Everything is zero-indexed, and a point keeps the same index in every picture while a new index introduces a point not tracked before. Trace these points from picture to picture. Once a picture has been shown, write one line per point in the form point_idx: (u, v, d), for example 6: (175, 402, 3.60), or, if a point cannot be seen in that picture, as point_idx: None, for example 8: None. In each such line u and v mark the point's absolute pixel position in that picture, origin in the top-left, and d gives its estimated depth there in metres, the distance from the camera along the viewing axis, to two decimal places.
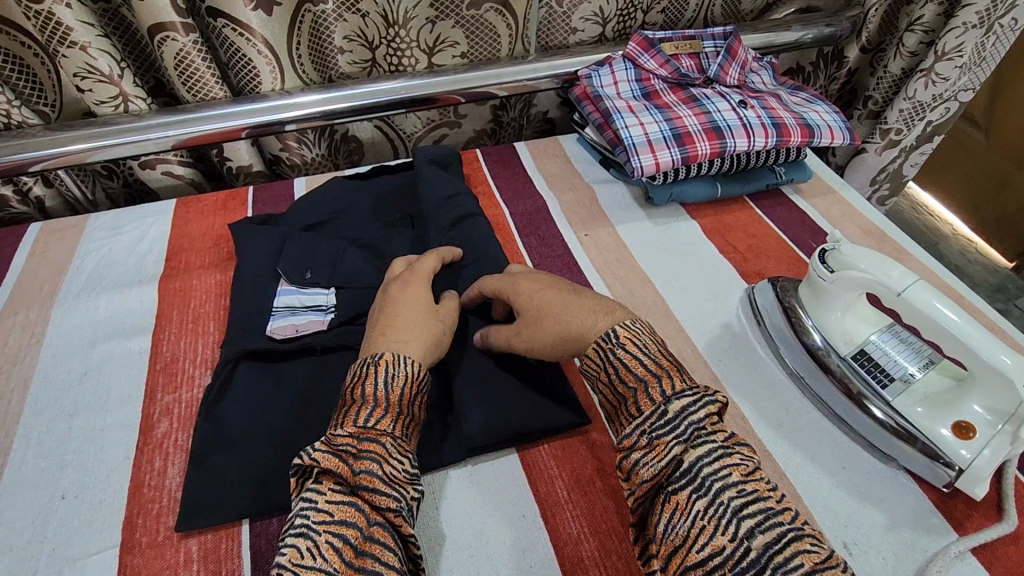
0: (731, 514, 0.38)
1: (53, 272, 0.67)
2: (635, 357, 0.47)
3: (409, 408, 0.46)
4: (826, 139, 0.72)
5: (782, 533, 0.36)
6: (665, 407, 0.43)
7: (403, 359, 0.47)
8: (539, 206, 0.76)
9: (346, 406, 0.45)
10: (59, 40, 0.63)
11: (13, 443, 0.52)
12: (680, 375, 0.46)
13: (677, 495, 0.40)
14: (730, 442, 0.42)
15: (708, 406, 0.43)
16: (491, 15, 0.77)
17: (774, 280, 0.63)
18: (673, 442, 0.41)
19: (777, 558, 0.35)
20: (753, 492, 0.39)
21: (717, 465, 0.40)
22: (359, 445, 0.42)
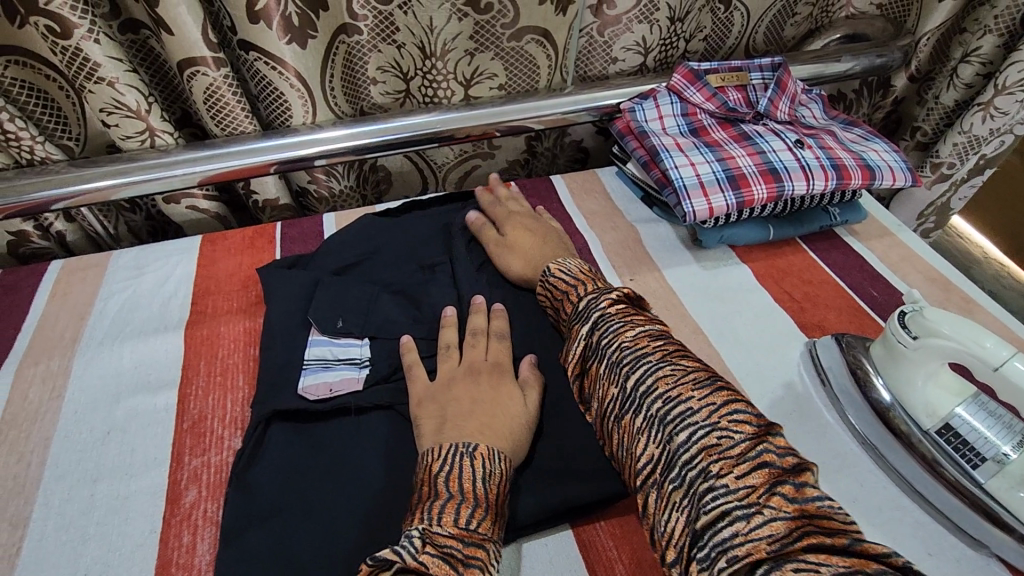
0: (615, 367, 0.46)
1: (75, 316, 0.64)
2: (562, 277, 0.57)
3: (500, 507, 0.44)
4: (887, 181, 0.68)
5: (650, 371, 0.44)
6: (578, 305, 0.52)
7: (497, 454, 0.46)
8: (581, 247, 0.72)
9: (434, 497, 0.42)
10: (86, 75, 0.60)
11: (32, 513, 0.48)
12: (595, 283, 0.55)
13: (590, 368, 0.48)
14: (628, 316, 0.49)
15: (606, 295, 0.51)
16: (532, 47, 0.74)
17: (839, 337, 0.58)
18: (579, 326, 0.50)
19: (644, 388, 0.43)
20: (634, 347, 0.46)
21: (610, 333, 0.48)
22: (465, 549, 0.39)
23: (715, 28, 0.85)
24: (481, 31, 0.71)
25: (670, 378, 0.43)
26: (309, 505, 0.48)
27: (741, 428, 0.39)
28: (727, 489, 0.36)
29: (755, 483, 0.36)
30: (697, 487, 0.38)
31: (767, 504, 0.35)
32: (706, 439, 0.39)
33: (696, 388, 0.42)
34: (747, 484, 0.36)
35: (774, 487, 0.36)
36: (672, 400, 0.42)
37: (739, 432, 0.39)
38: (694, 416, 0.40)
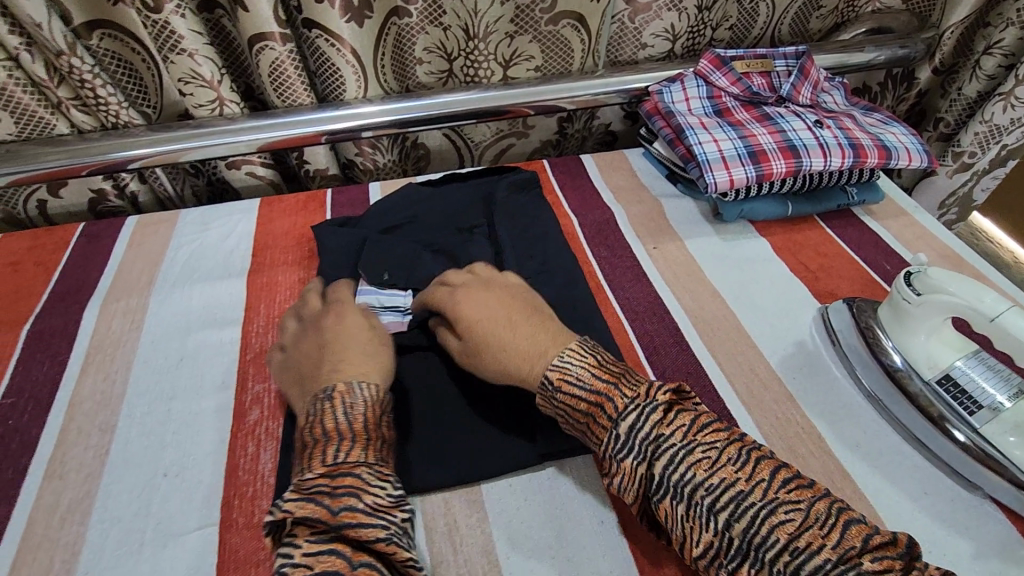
0: (709, 513, 0.40)
1: (149, 263, 0.71)
2: (574, 394, 0.46)
3: (377, 433, 0.47)
4: (903, 161, 0.71)
5: (756, 512, 0.39)
6: (614, 430, 0.44)
7: (356, 386, 0.49)
8: (607, 217, 0.77)
9: (310, 447, 0.45)
10: (170, 47, 0.67)
11: (118, 422, 0.55)
12: (618, 386, 0.45)
13: (662, 505, 0.42)
14: (689, 435, 0.43)
15: (653, 413, 0.43)
16: (568, 31, 0.79)
17: (849, 301, 0.62)
18: (634, 463, 0.42)
19: (757, 539, 0.38)
20: (720, 481, 0.40)
21: (683, 471, 0.41)
22: (332, 482, 0.42)
23: (742, 18, 0.89)
24: (522, 15, 0.76)
25: (789, 524, 0.38)
26: (379, 427, 0.53)
27: (887, 565, 0.36)
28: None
29: None
30: None
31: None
32: None
33: (823, 532, 0.38)
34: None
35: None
36: (798, 550, 0.37)
37: (889, 573, 0.36)
38: (835, 566, 0.36)
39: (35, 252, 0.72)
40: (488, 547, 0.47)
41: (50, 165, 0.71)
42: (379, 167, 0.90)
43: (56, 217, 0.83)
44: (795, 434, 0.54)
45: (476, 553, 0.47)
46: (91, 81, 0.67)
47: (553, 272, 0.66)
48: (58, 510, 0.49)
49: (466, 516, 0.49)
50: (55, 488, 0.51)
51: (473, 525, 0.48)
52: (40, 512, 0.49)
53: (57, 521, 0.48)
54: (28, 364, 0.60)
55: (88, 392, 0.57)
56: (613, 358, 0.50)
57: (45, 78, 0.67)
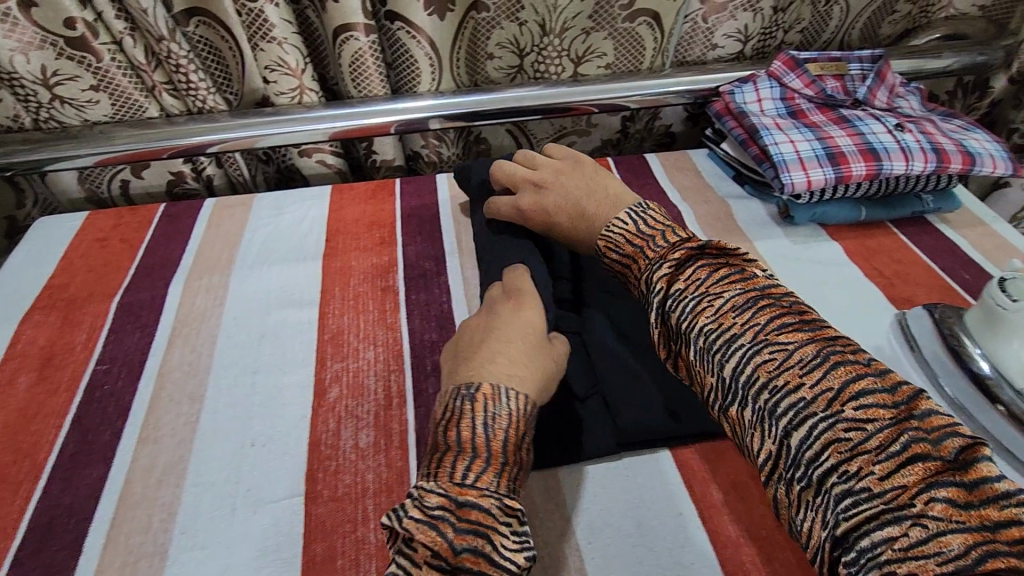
0: (705, 357, 0.44)
1: (228, 243, 0.73)
2: (616, 253, 0.55)
3: (514, 454, 0.42)
4: (987, 168, 0.69)
5: (753, 353, 0.42)
6: (644, 286, 0.51)
7: (503, 393, 0.43)
8: (674, 215, 0.77)
9: (439, 453, 0.41)
10: (261, 35, 0.70)
11: (206, 392, 0.57)
12: (655, 241, 0.52)
13: (682, 354, 0.47)
14: (701, 285, 0.46)
15: (670, 264, 0.49)
16: (642, 29, 0.79)
17: (930, 307, 0.61)
18: (653, 312, 0.49)
19: (743, 377, 0.41)
20: (719, 328, 0.44)
21: (688, 317, 0.46)
22: (457, 511, 0.38)
23: (814, 20, 0.89)
24: (599, 12, 0.77)
25: (770, 365, 0.41)
26: None
27: (873, 415, 0.36)
28: (869, 493, 0.34)
29: (907, 481, 0.34)
30: (825, 481, 0.36)
31: (926, 511, 0.33)
32: (831, 433, 0.37)
33: (804, 372, 0.39)
34: (895, 483, 0.34)
35: (934, 490, 0.33)
36: (776, 389, 0.40)
37: (872, 421, 0.36)
38: (809, 406, 0.38)
39: (120, 230, 0.75)
40: (570, 531, 0.48)
41: (130, 146, 0.74)
42: (442, 159, 0.92)
43: (135, 197, 0.86)
44: None
45: (557, 536, 0.47)
46: (185, 67, 0.71)
47: None
48: (155, 472, 0.51)
49: (546, 500, 0.49)
50: (150, 452, 0.53)
51: (552, 509, 0.49)
52: (137, 473, 0.51)
53: (153, 482, 0.50)
54: (120, 334, 0.62)
55: (177, 362, 0.60)
56: (663, 218, 0.55)
57: (143, 62, 0.70)
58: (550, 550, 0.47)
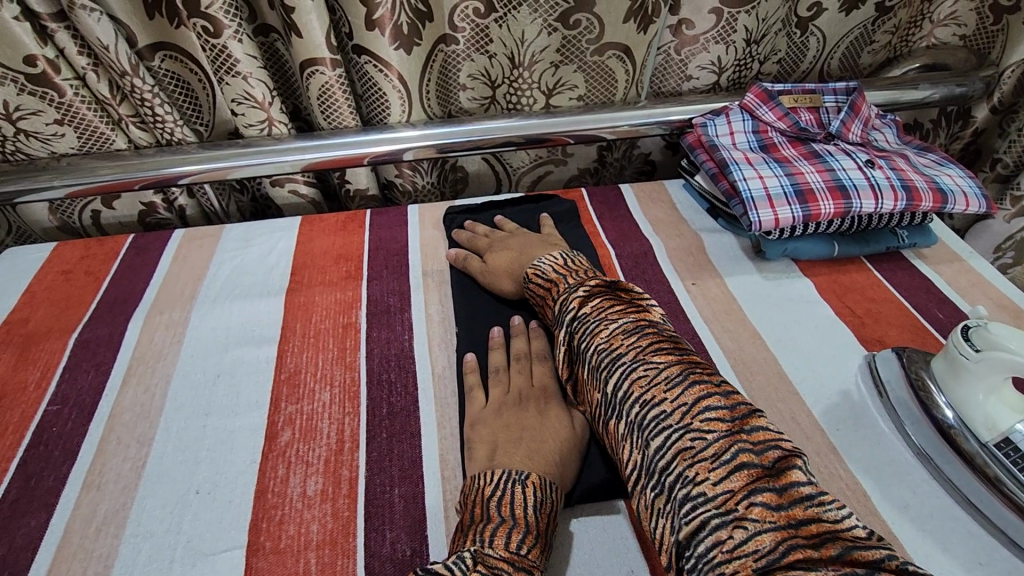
0: (596, 373, 0.49)
1: (193, 276, 0.73)
2: (540, 283, 0.61)
3: (549, 538, 0.45)
4: (959, 206, 0.68)
5: (630, 373, 0.47)
6: (557, 310, 0.57)
7: (549, 484, 0.46)
8: (646, 250, 0.76)
9: (488, 522, 0.43)
10: (226, 70, 0.70)
11: (156, 434, 0.56)
12: (570, 280, 0.59)
13: (578, 373, 0.52)
14: (603, 312, 0.53)
15: (582, 295, 0.55)
16: (613, 62, 0.79)
17: (898, 350, 0.60)
18: (560, 333, 0.55)
19: (621, 392, 0.46)
20: (608, 348, 0.49)
21: (586, 337, 0.52)
22: (514, 575, 0.40)
23: (791, 51, 0.88)
24: (568, 45, 0.77)
25: (643, 380, 0.46)
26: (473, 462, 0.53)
27: (712, 426, 0.41)
28: (704, 498, 0.38)
29: (734, 487, 0.38)
30: (673, 488, 0.40)
31: (747, 515, 0.36)
32: (681, 443, 0.41)
33: (667, 388, 0.44)
34: (725, 489, 0.38)
35: (753, 496, 0.37)
36: (647, 402, 0.44)
37: (712, 431, 0.41)
38: (668, 418, 0.43)
39: (86, 262, 0.75)
40: None
41: (101, 179, 0.74)
42: (418, 189, 0.91)
43: (107, 227, 0.86)
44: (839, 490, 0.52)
45: None
46: (151, 101, 0.70)
47: None
48: (96, 521, 0.50)
49: None
50: (92, 499, 0.52)
51: None
52: (78, 523, 0.50)
53: (93, 532, 0.49)
54: (75, 373, 0.61)
55: (129, 404, 0.59)
56: (587, 265, 0.63)
57: (108, 96, 0.70)
58: None
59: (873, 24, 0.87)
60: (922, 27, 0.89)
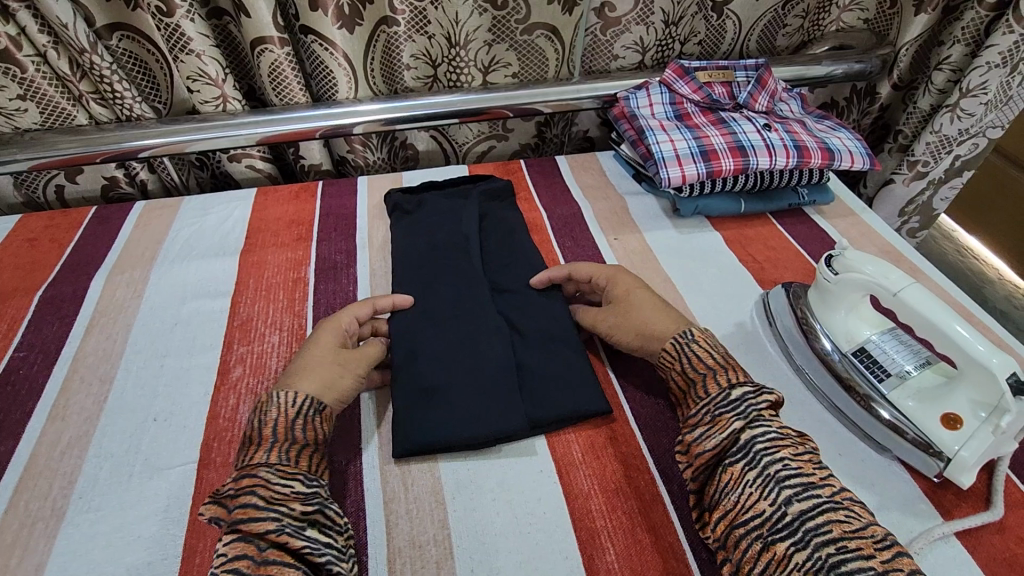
0: (775, 484, 0.44)
1: (153, 241, 0.78)
2: (708, 353, 0.55)
3: (295, 435, 0.49)
4: (846, 163, 0.77)
5: (817, 503, 0.43)
6: (729, 391, 0.51)
7: (273, 395, 0.51)
8: (575, 211, 0.84)
9: (242, 453, 0.49)
10: (180, 48, 0.75)
11: (116, 374, 0.62)
12: (741, 372, 0.53)
13: (731, 466, 0.46)
14: (785, 429, 0.49)
15: (768, 396, 0.50)
16: (541, 41, 0.87)
17: (787, 285, 0.68)
18: (733, 418, 0.48)
19: (811, 522, 0.42)
20: (800, 470, 0.45)
21: (770, 445, 0.46)
22: (235, 483, 0.45)
23: (709, 33, 0.97)
24: (499, 25, 0.84)
25: (845, 524, 0.41)
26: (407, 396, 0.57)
27: None
28: None
29: None
30: None
31: None
32: None
33: (877, 544, 0.40)
34: None
35: None
36: (846, 548, 0.40)
37: None
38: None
39: (50, 231, 0.80)
40: (436, 489, 0.53)
41: (64, 152, 0.79)
42: (369, 164, 0.97)
43: (71, 202, 0.91)
44: None
45: (425, 493, 0.53)
46: (109, 77, 0.76)
47: (516, 257, 0.73)
48: (59, 445, 0.55)
49: (419, 462, 0.55)
50: (57, 428, 0.57)
51: (424, 469, 0.54)
52: (43, 447, 0.55)
53: (57, 454, 0.55)
54: (39, 325, 0.66)
55: (91, 349, 0.64)
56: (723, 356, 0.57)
57: (69, 73, 0.75)
58: (416, 506, 0.52)
59: (783, 7, 0.95)
60: (830, 12, 0.98)
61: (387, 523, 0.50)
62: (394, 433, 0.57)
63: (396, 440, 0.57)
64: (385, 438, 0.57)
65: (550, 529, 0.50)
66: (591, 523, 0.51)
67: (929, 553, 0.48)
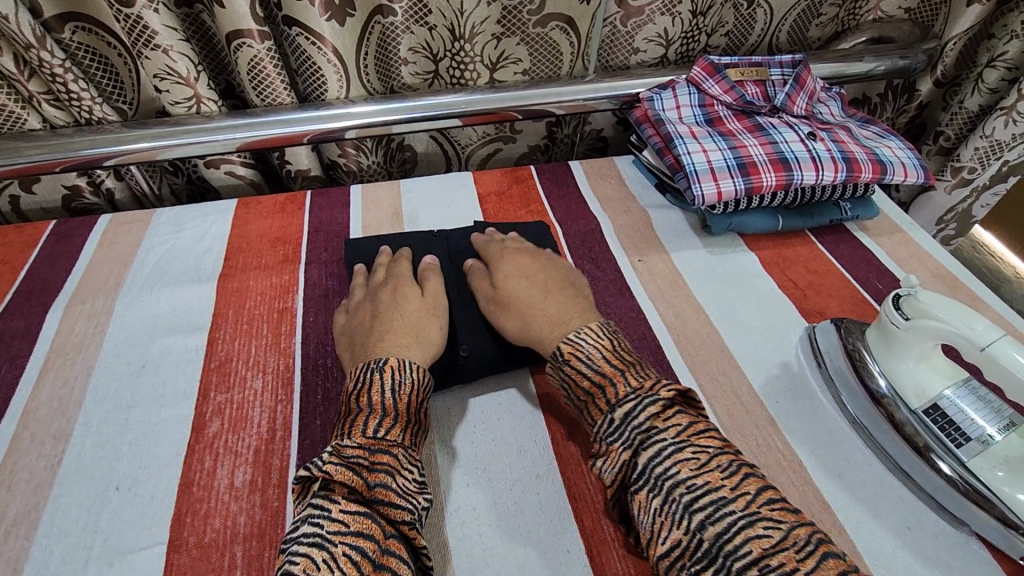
0: (683, 509, 0.41)
1: (119, 263, 0.69)
2: (580, 370, 0.50)
3: (414, 416, 0.49)
4: (898, 176, 0.69)
5: (731, 521, 0.39)
6: (612, 415, 0.47)
7: (407, 366, 0.50)
8: (593, 227, 0.75)
9: (352, 415, 0.47)
10: (144, 42, 0.65)
11: (73, 429, 0.53)
12: (625, 377, 0.49)
13: (637, 496, 0.44)
14: (682, 434, 0.45)
15: (649, 407, 0.46)
16: (556, 34, 0.78)
17: (837, 321, 0.60)
18: (620, 446, 0.45)
19: (729, 546, 0.39)
20: (701, 483, 0.42)
21: (665, 462, 0.43)
22: (371, 457, 0.44)
23: (738, 24, 0.87)
24: (509, 17, 0.75)
25: (764, 539, 0.38)
26: None
27: None
28: None
29: None
30: None
31: None
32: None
33: (799, 557, 0.37)
34: None
35: None
36: (768, 568, 0.37)
37: None
38: None
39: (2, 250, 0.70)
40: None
41: (15, 161, 0.69)
42: (363, 169, 0.87)
43: (29, 212, 0.81)
44: (775, 461, 0.52)
45: None
46: (62, 76, 0.66)
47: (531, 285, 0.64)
48: (3, 523, 0.47)
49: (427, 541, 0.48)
50: (1, 500, 0.49)
51: (433, 551, 0.47)
52: None
53: (1, 534, 0.47)
54: None
55: (45, 398, 0.55)
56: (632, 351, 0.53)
57: (15, 71, 0.65)
58: None
59: None
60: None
61: None
62: None
63: None
64: None
65: None
66: None
67: None
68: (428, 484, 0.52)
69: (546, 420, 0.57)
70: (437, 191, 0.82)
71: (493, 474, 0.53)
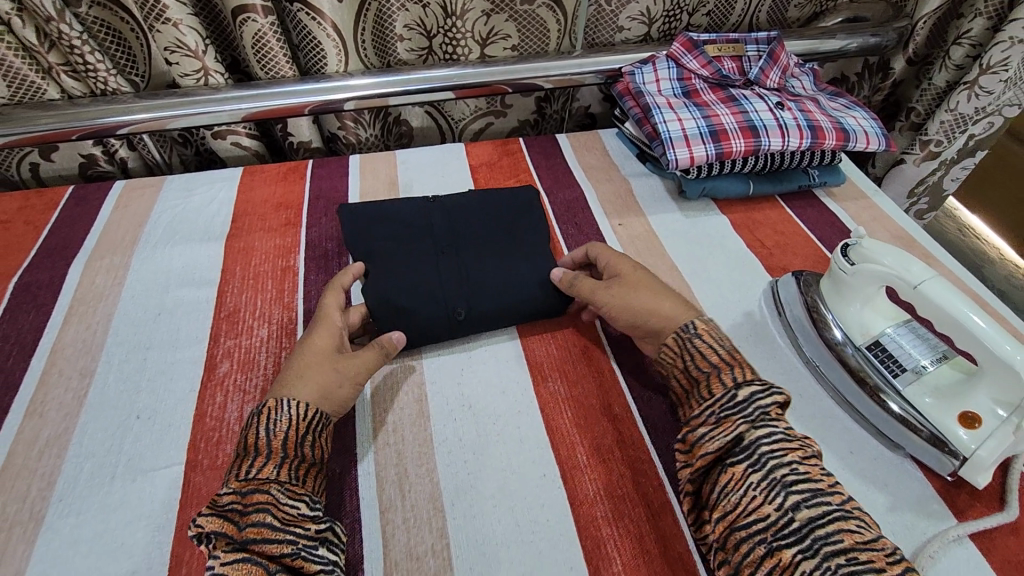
0: (782, 489, 0.42)
1: (134, 224, 0.74)
2: (712, 347, 0.51)
3: (301, 447, 0.48)
4: (860, 144, 0.74)
5: (828, 511, 0.41)
6: (735, 392, 0.48)
7: (285, 402, 0.49)
8: (577, 195, 0.80)
9: (236, 459, 0.47)
10: (156, 16, 0.70)
11: (97, 366, 0.59)
12: (750, 367, 0.50)
13: (734, 466, 0.44)
14: (793, 431, 0.46)
15: (774, 396, 0.47)
16: (543, 11, 0.82)
17: (797, 274, 0.65)
18: (740, 419, 0.46)
19: (820, 531, 0.40)
20: (807, 476, 0.43)
21: (775, 446, 0.44)
22: (244, 500, 0.43)
23: (719, 5, 0.90)
24: None
25: (856, 534, 0.40)
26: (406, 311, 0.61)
27: None
28: None
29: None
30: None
31: None
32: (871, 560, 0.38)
33: (886, 556, 0.39)
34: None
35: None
36: (857, 559, 0.38)
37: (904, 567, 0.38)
38: None
39: (24, 212, 0.75)
40: (434, 494, 0.51)
41: (35, 129, 0.74)
42: (361, 142, 0.92)
43: (47, 180, 0.86)
44: None
45: (422, 500, 0.51)
46: (80, 48, 0.71)
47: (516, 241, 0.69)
48: (38, 444, 0.53)
49: (417, 466, 0.53)
50: (34, 425, 0.54)
51: (422, 473, 0.53)
52: (21, 446, 0.52)
53: (36, 453, 0.52)
54: (14, 314, 0.63)
55: (70, 340, 0.61)
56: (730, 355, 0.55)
57: (36, 43, 0.70)
58: (414, 514, 0.50)
59: None
60: None
61: (383, 533, 0.49)
62: (390, 436, 0.55)
63: (395, 443, 0.55)
64: (382, 441, 0.55)
65: (553, 538, 0.49)
66: (596, 531, 0.49)
67: (944, 558, 0.46)
68: (418, 418, 0.57)
69: (528, 362, 0.62)
70: (431, 162, 0.87)
71: (478, 409, 0.58)
